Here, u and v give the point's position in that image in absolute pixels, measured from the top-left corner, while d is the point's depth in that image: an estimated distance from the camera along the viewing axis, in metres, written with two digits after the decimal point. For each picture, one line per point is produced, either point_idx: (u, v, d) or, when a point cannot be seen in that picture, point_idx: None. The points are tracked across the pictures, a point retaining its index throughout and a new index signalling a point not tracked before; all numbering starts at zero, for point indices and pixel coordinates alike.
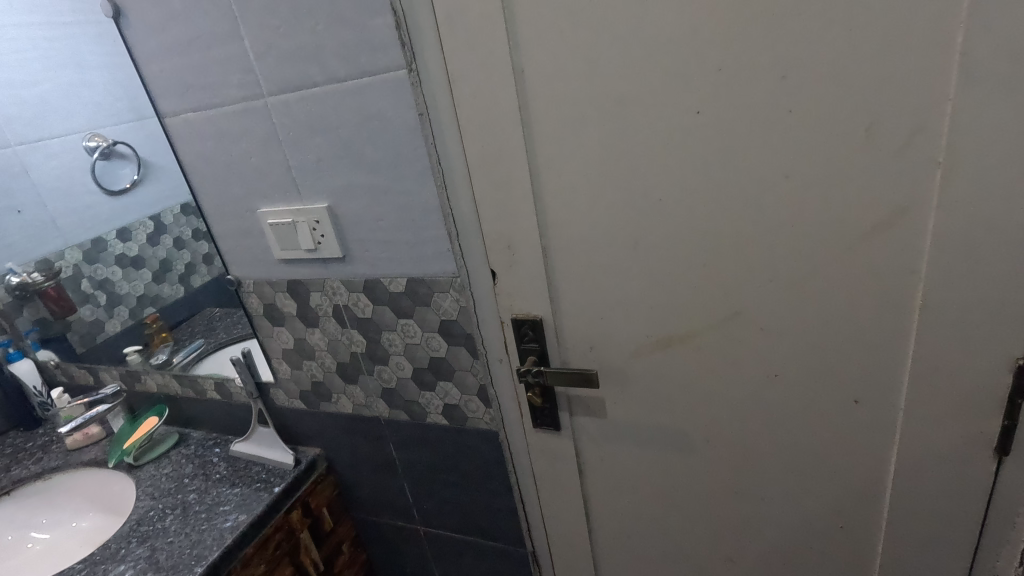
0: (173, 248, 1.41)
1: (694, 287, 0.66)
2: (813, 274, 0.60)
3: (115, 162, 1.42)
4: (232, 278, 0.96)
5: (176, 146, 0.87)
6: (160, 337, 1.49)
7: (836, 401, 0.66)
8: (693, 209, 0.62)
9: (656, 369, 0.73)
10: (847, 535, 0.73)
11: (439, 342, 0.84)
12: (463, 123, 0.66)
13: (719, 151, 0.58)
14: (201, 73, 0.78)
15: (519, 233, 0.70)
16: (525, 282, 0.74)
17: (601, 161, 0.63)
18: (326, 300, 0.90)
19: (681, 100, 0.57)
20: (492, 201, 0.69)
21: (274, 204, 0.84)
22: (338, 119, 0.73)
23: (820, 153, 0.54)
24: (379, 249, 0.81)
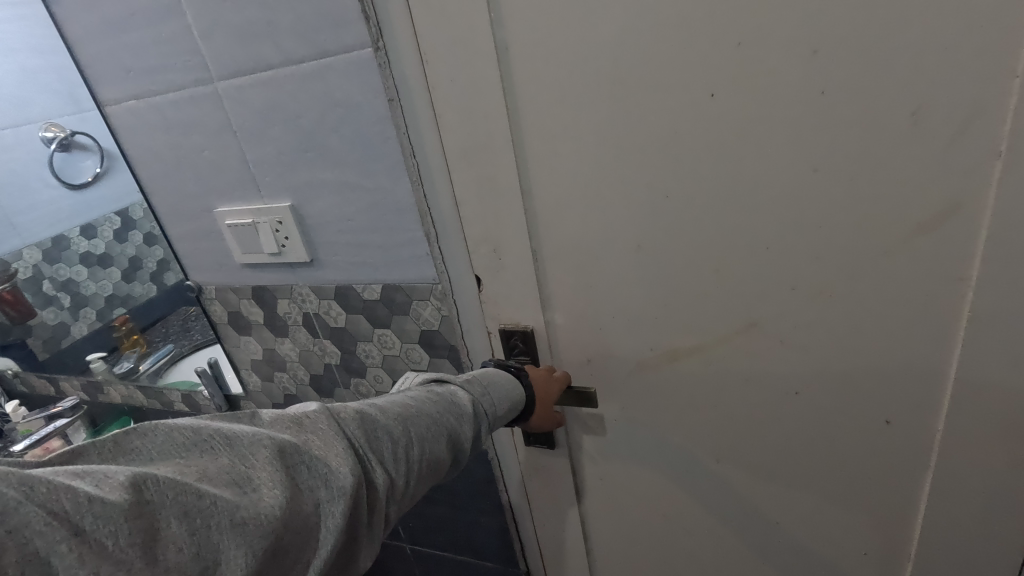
0: (142, 244, 1.32)
1: (704, 297, 0.58)
2: (844, 283, 0.52)
3: (72, 153, 1.35)
4: (191, 284, 0.87)
5: (121, 138, 0.77)
6: (128, 339, 1.39)
7: (862, 423, 0.58)
8: (705, 207, 0.54)
9: (661, 385, 0.66)
10: (868, 566, 0.66)
11: (420, 354, 0.76)
12: (439, 110, 0.57)
13: (736, 141, 0.50)
14: (141, 55, 0.69)
15: (506, 235, 0.62)
16: (514, 289, 0.66)
17: (599, 154, 0.55)
18: (295, 308, 0.81)
19: (692, 81, 0.49)
20: (475, 199, 0.61)
21: (233, 203, 0.75)
22: (299, 107, 0.64)
23: (856, 143, 0.46)
24: (351, 253, 0.72)
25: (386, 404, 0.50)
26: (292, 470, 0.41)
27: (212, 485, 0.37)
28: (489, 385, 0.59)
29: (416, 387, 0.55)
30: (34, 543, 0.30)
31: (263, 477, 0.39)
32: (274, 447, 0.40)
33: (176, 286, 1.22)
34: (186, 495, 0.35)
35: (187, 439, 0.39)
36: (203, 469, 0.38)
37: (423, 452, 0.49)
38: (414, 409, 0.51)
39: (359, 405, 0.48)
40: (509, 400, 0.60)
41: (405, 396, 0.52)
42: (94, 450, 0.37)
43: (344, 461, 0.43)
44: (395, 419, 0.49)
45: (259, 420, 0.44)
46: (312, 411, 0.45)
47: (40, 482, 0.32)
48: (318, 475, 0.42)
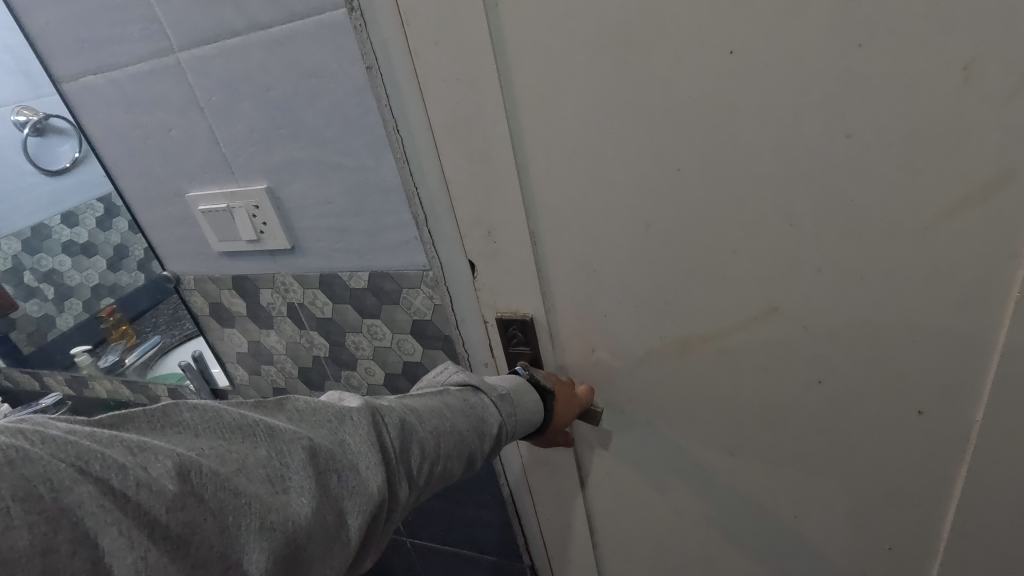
0: (126, 232, 1.26)
1: (719, 280, 0.53)
2: (875, 262, 0.47)
3: (47, 139, 1.31)
4: (168, 274, 0.82)
5: (80, 119, 0.71)
6: (116, 331, 1.35)
7: (893, 415, 0.54)
8: (720, 181, 0.48)
9: (671, 375, 0.61)
10: (892, 564, 0.62)
11: (412, 345, 0.72)
12: (423, 77, 0.51)
13: (756, 105, 0.44)
14: (94, 23, 0.62)
15: (502, 217, 0.57)
16: (511, 275, 0.60)
17: (602, 124, 0.49)
18: (278, 298, 0.76)
19: (708, 36, 0.43)
20: (465, 178, 0.55)
21: (205, 187, 0.69)
22: (269, 78, 0.58)
23: (896, 103, 0.41)
24: (335, 238, 0.67)
25: (425, 410, 0.49)
26: (325, 474, 0.40)
27: (249, 482, 0.37)
28: (518, 405, 0.57)
29: (451, 390, 0.53)
30: (83, 522, 0.31)
31: (295, 481, 0.39)
32: (312, 450, 0.40)
33: (160, 277, 1.17)
34: (220, 492, 0.36)
35: (232, 422, 0.39)
36: (243, 461, 0.37)
37: (447, 467, 0.48)
38: (446, 419, 0.49)
39: (400, 407, 0.47)
40: (530, 417, 0.57)
41: (439, 400, 0.51)
42: (143, 414, 0.37)
43: (375, 473, 0.42)
44: (427, 429, 0.47)
45: (301, 409, 0.43)
46: (354, 408, 0.44)
47: (95, 458, 0.33)
48: (348, 483, 0.41)
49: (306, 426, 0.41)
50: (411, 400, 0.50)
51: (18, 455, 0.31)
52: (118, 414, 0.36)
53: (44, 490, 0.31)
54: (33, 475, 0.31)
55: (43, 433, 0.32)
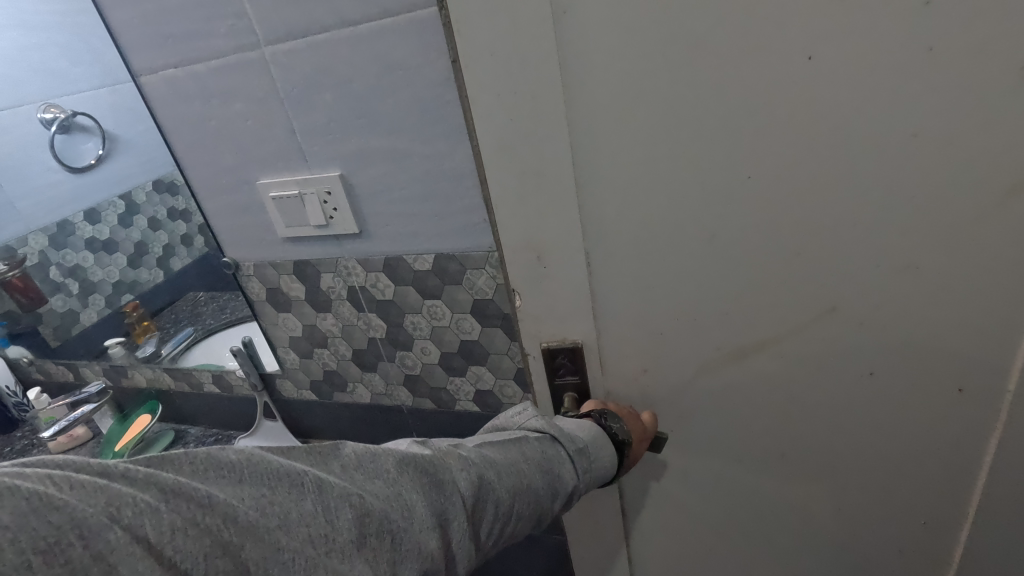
0: (149, 229, 1.36)
1: (783, 285, 0.53)
2: (936, 260, 0.48)
3: (74, 136, 1.34)
4: (227, 261, 0.85)
5: (155, 110, 0.74)
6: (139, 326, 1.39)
7: (950, 413, 0.55)
8: (789, 188, 0.48)
9: (723, 386, 0.60)
10: (938, 559, 0.63)
11: (471, 324, 0.76)
12: (475, 91, 0.49)
13: (834, 105, 0.44)
14: (181, 19, 0.66)
15: (556, 236, 0.55)
16: (559, 298, 0.59)
17: (667, 130, 0.48)
18: (340, 282, 0.80)
19: (786, 41, 0.43)
20: (517, 197, 0.54)
21: (277, 175, 0.73)
22: (352, 70, 0.62)
23: (967, 103, 0.42)
24: (404, 223, 0.71)
25: (490, 461, 0.49)
26: (373, 533, 0.39)
27: (293, 539, 0.36)
28: (594, 461, 0.56)
29: (516, 437, 0.53)
30: (118, 568, 0.30)
31: (343, 541, 0.38)
32: (359, 508, 0.39)
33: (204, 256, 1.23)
34: (262, 544, 0.35)
35: (281, 471, 0.38)
36: (286, 516, 0.37)
37: (503, 520, 0.48)
38: (502, 470, 0.49)
39: (462, 458, 0.47)
40: (607, 464, 0.58)
41: (500, 450, 0.51)
42: (188, 456, 0.36)
43: (427, 533, 0.42)
44: (493, 477, 0.48)
45: (346, 458, 0.42)
46: (408, 460, 0.44)
47: (131, 503, 0.32)
48: (397, 543, 0.40)
49: (356, 480, 0.41)
50: (476, 447, 0.50)
51: (45, 501, 0.30)
52: (159, 455, 0.35)
53: (75, 536, 0.30)
54: (62, 521, 0.30)
55: (72, 478, 0.31)
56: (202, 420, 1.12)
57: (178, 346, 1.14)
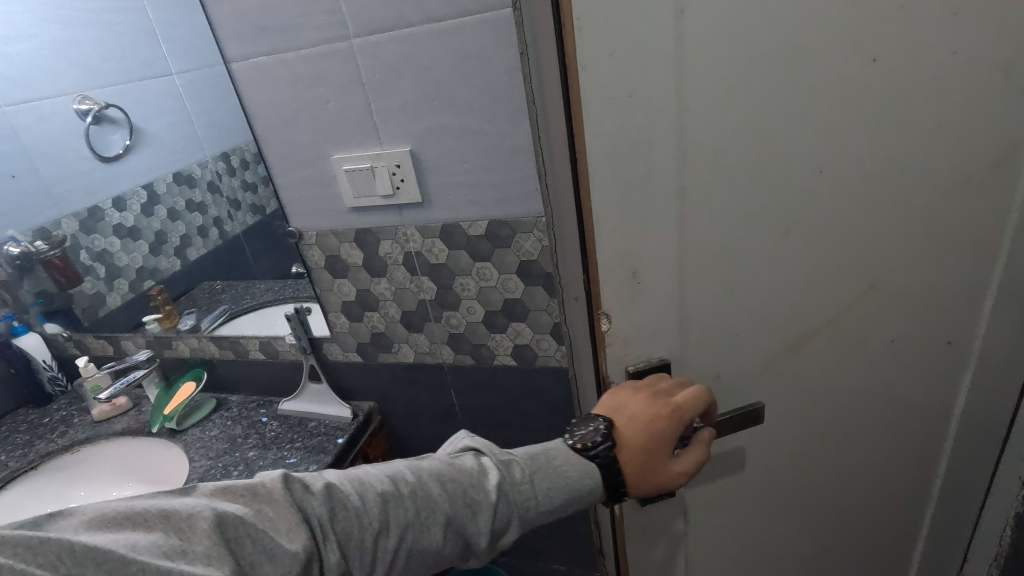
0: (168, 220, 1.32)
1: (835, 269, 0.58)
2: (940, 230, 0.57)
3: (105, 127, 1.25)
4: (292, 231, 0.95)
5: (242, 93, 0.85)
6: (163, 312, 1.34)
7: (937, 356, 0.65)
8: (846, 182, 0.53)
9: (782, 375, 0.64)
10: (917, 476, 0.75)
11: (516, 284, 0.88)
12: (585, 106, 0.48)
13: (886, 106, 0.50)
14: (281, 15, 0.77)
15: (652, 253, 0.55)
16: (642, 318, 0.59)
17: (754, 136, 0.50)
18: (397, 248, 0.91)
19: (857, 47, 0.47)
20: (618, 213, 0.53)
21: (351, 151, 0.84)
22: (431, 60, 0.74)
23: (972, 100, 0.51)
24: (461, 193, 0.83)
25: (382, 481, 0.53)
26: (234, 541, 0.45)
27: (149, 553, 0.41)
28: (528, 470, 0.56)
29: (422, 460, 0.57)
30: None
31: (198, 550, 0.43)
32: (212, 519, 0.44)
33: (233, 238, 1.28)
34: (111, 562, 0.40)
35: (118, 514, 0.43)
36: (133, 541, 0.41)
37: (401, 539, 0.52)
38: (388, 491, 0.53)
39: (343, 485, 0.52)
40: (587, 473, 0.56)
41: (397, 472, 0.55)
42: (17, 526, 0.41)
43: (293, 539, 0.46)
44: (378, 496, 0.52)
45: (198, 493, 0.47)
46: (265, 483, 0.49)
47: None
48: (263, 548, 0.45)
49: (210, 502, 0.46)
50: (370, 472, 0.55)
51: None
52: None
53: None
54: None
55: None
56: (245, 387, 1.22)
57: (215, 321, 1.26)
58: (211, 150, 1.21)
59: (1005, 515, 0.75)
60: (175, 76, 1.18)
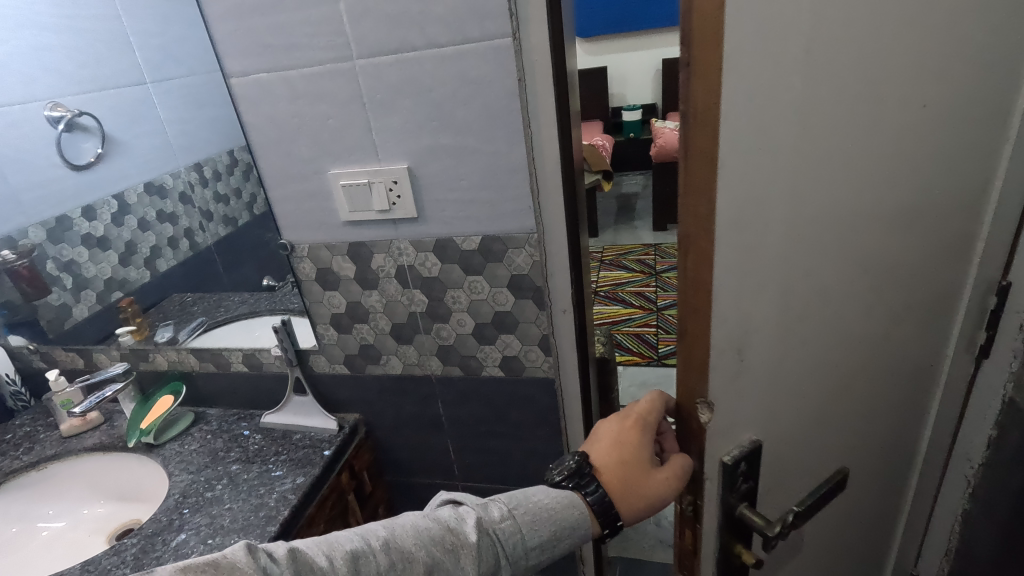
0: (140, 230, 1.28)
1: (881, 308, 0.59)
2: (950, 261, 0.61)
3: (77, 135, 1.21)
4: (284, 243, 0.96)
5: (240, 107, 0.86)
6: (134, 325, 1.30)
7: (933, 376, 0.70)
8: (895, 224, 0.55)
9: (835, 417, 0.64)
10: (894, 487, 0.79)
11: (506, 297, 0.91)
12: (721, 162, 0.44)
13: (926, 150, 0.52)
14: (286, 34, 0.79)
15: (754, 316, 0.52)
16: (739, 386, 0.55)
17: (840, 190, 0.50)
18: (391, 262, 0.93)
19: (915, 98, 0.49)
20: (731, 278, 0.49)
21: (348, 166, 0.86)
22: (433, 83, 0.77)
23: (981, 144, 0.55)
24: (457, 209, 0.86)
25: (353, 541, 0.55)
26: None
27: None
28: (514, 511, 0.61)
29: (400, 519, 0.59)
30: None
31: None
32: None
33: (205, 249, 1.27)
34: None
35: None
36: None
37: None
38: (365, 550, 0.54)
39: (315, 548, 0.54)
40: (569, 503, 0.61)
41: (374, 534, 0.57)
42: None
43: None
44: (353, 554, 0.54)
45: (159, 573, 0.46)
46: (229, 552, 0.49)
47: None
48: None
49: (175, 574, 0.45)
50: (338, 536, 0.56)
51: None
52: None
53: None
54: None
55: None
56: (225, 400, 1.21)
57: (193, 331, 1.24)
58: (183, 159, 1.21)
59: (954, 511, 0.81)
60: (151, 85, 1.18)
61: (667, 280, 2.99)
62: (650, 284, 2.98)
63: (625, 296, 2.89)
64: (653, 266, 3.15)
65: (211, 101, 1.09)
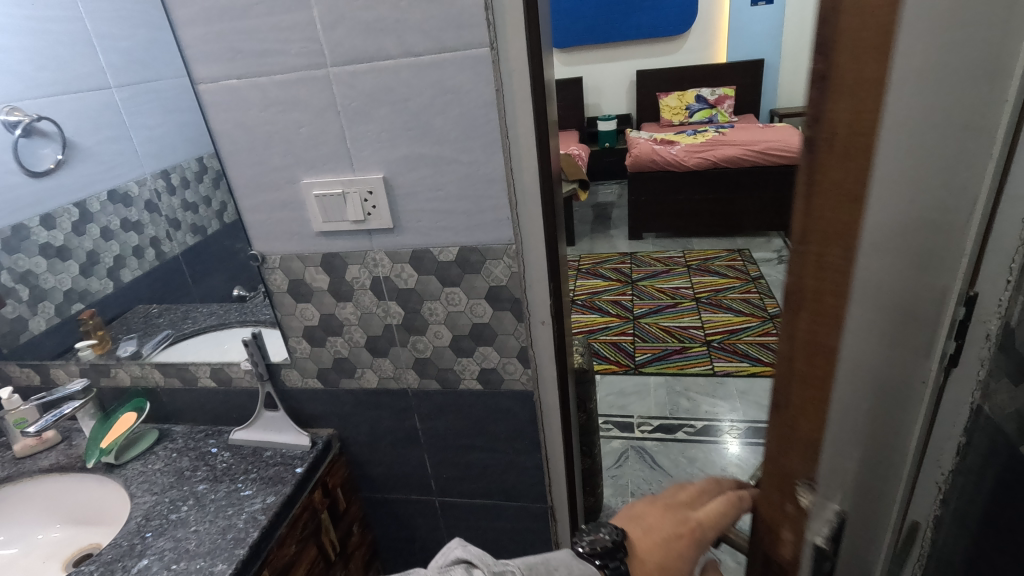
0: (102, 239, 1.23)
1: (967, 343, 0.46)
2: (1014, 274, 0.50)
3: (35, 140, 1.16)
4: (254, 254, 0.93)
5: (209, 115, 0.83)
6: (95, 338, 1.24)
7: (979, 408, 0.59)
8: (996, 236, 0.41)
9: None
10: None
11: (484, 309, 0.90)
12: (900, 168, 0.25)
13: None
14: (257, 40, 0.77)
15: (911, 402, 0.32)
16: (872, 501, 0.35)
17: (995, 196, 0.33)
18: (366, 273, 0.91)
19: None
20: (882, 355, 0.30)
21: (321, 175, 0.84)
22: (410, 92, 0.76)
23: None
24: (434, 219, 0.85)
25: None
26: None
27: None
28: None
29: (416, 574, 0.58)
30: None
31: None
32: None
33: (171, 259, 1.23)
34: None
35: None
36: None
37: None
38: None
39: None
40: None
41: None
42: None
43: None
44: None
45: None
46: None
47: None
48: None
49: None
50: None
51: None
52: None
53: None
54: None
55: None
56: (192, 417, 1.16)
57: (158, 345, 1.19)
58: (149, 166, 1.17)
59: None
60: (116, 89, 1.13)
61: (643, 289, 3.02)
62: (626, 292, 3.00)
63: (602, 304, 2.90)
64: (630, 274, 3.18)
65: (178, 107, 1.05)
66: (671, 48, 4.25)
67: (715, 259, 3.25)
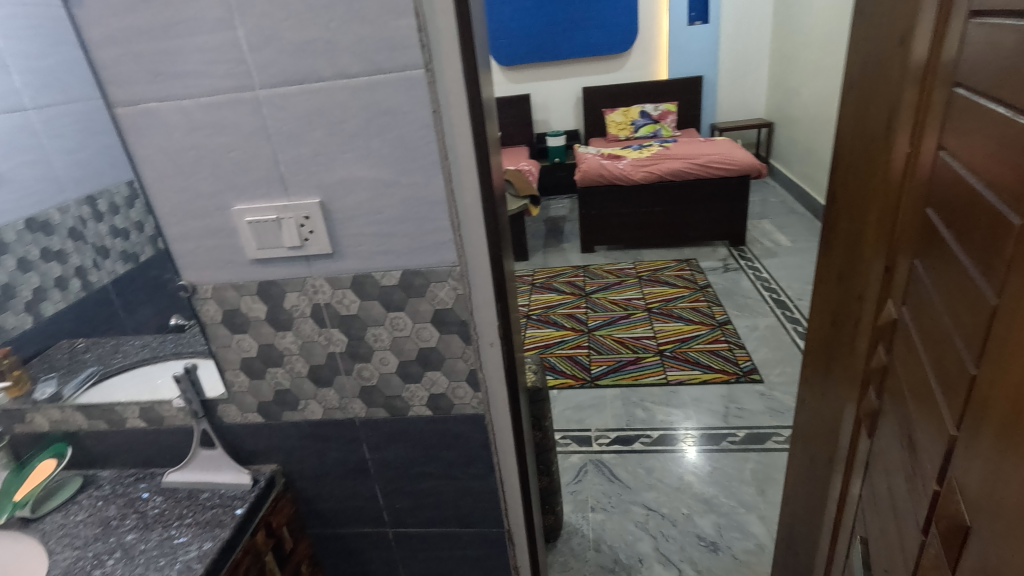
0: (19, 270, 1.13)
1: None
2: None
3: None
4: (184, 284, 0.88)
5: (129, 140, 0.79)
6: (9, 380, 1.08)
7: None
8: None
9: None
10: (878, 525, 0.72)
11: (431, 333, 0.88)
12: None
13: None
14: (179, 61, 0.73)
15: None
16: None
17: None
18: (305, 300, 0.88)
19: None
20: None
21: (254, 201, 0.81)
22: (345, 114, 0.74)
23: None
24: (375, 243, 0.82)
25: None
26: None
27: None
28: None
29: None
30: None
31: None
32: None
33: (99, 289, 1.15)
34: None
35: None
36: None
37: None
38: None
39: None
40: None
41: None
42: None
43: None
44: None
45: None
46: None
47: None
48: None
49: None
50: None
51: None
52: None
53: None
54: None
55: None
56: (120, 460, 1.08)
57: (81, 386, 1.09)
58: (73, 191, 1.11)
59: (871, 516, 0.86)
60: (34, 111, 1.07)
61: (597, 301, 3.05)
62: (581, 305, 3.02)
63: (557, 318, 2.91)
64: (583, 287, 3.21)
65: (98, 131, 0.99)
66: (614, 66, 4.38)
67: (665, 269, 3.33)
